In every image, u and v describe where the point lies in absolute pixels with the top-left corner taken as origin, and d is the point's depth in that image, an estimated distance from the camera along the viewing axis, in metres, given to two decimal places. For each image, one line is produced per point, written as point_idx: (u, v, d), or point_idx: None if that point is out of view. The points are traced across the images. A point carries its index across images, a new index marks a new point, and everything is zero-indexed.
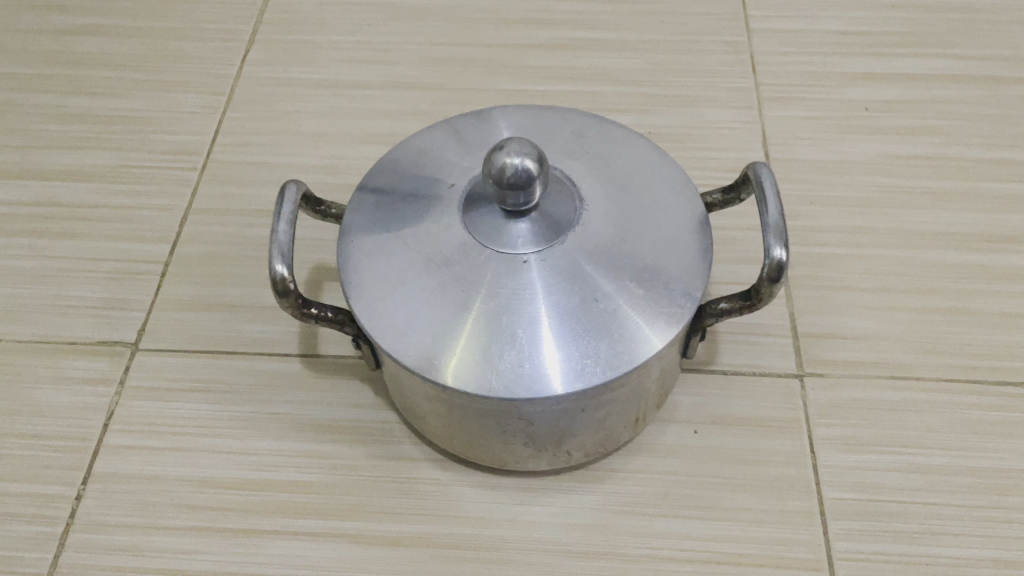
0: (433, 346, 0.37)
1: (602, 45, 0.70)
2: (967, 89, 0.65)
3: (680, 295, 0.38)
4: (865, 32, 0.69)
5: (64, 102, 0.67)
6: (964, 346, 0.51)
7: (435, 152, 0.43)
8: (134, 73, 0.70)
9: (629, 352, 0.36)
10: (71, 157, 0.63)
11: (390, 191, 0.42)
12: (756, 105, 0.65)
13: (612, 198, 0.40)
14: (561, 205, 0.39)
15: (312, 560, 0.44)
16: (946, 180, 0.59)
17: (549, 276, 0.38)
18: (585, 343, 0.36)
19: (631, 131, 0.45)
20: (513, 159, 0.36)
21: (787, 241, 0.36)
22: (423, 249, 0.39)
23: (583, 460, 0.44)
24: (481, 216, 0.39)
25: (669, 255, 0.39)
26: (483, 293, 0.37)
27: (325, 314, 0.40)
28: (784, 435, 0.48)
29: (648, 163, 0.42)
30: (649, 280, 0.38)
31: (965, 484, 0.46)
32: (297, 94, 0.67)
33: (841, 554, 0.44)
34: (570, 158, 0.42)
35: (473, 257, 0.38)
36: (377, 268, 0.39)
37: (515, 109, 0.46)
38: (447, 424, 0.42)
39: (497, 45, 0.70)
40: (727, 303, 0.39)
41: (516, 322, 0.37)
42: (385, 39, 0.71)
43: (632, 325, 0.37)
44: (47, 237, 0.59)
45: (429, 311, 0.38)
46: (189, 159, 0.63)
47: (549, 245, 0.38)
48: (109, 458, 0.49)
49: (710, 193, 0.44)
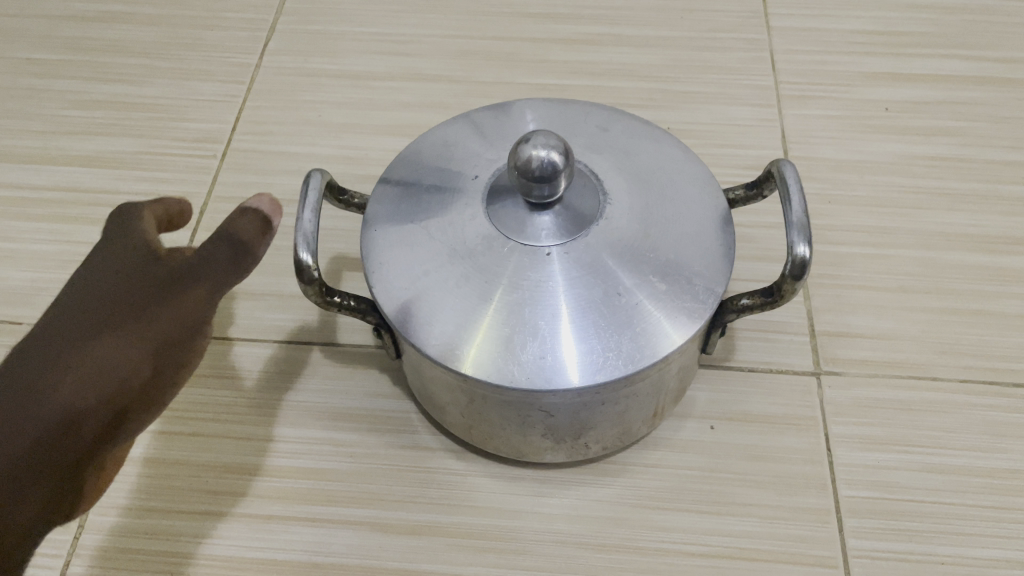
0: (454, 335, 0.37)
1: (622, 40, 0.70)
2: (987, 91, 0.64)
3: (702, 290, 0.38)
4: (886, 32, 0.69)
5: (85, 88, 0.68)
6: (981, 347, 0.51)
7: (459, 144, 0.44)
8: (155, 60, 0.70)
9: (650, 346, 0.37)
10: (93, 144, 0.64)
11: (414, 182, 0.42)
12: (776, 103, 0.65)
13: (637, 192, 0.41)
14: (585, 198, 0.40)
15: (330, 547, 0.45)
16: (965, 181, 0.59)
17: (572, 269, 0.38)
18: (606, 336, 0.37)
19: (653, 125, 0.45)
20: (539, 151, 0.36)
21: (811, 238, 0.36)
22: (447, 241, 0.39)
23: (601, 452, 0.45)
24: (506, 209, 0.39)
25: (693, 250, 0.39)
26: (506, 285, 0.38)
27: (347, 302, 0.40)
28: (800, 433, 0.48)
29: (672, 159, 0.43)
30: (672, 275, 0.38)
31: (981, 485, 0.46)
32: (318, 84, 0.67)
33: (855, 552, 0.44)
34: (595, 152, 0.42)
35: (496, 249, 0.38)
36: (401, 258, 0.39)
37: (538, 101, 0.46)
38: (466, 414, 0.42)
39: (517, 39, 0.70)
40: (748, 300, 0.39)
41: (538, 314, 0.37)
42: (406, 31, 0.71)
43: (653, 319, 0.37)
44: (69, 222, 0.59)
45: (453, 301, 0.38)
46: (210, 147, 0.63)
47: (572, 238, 0.38)
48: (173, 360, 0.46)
49: (732, 190, 0.44)
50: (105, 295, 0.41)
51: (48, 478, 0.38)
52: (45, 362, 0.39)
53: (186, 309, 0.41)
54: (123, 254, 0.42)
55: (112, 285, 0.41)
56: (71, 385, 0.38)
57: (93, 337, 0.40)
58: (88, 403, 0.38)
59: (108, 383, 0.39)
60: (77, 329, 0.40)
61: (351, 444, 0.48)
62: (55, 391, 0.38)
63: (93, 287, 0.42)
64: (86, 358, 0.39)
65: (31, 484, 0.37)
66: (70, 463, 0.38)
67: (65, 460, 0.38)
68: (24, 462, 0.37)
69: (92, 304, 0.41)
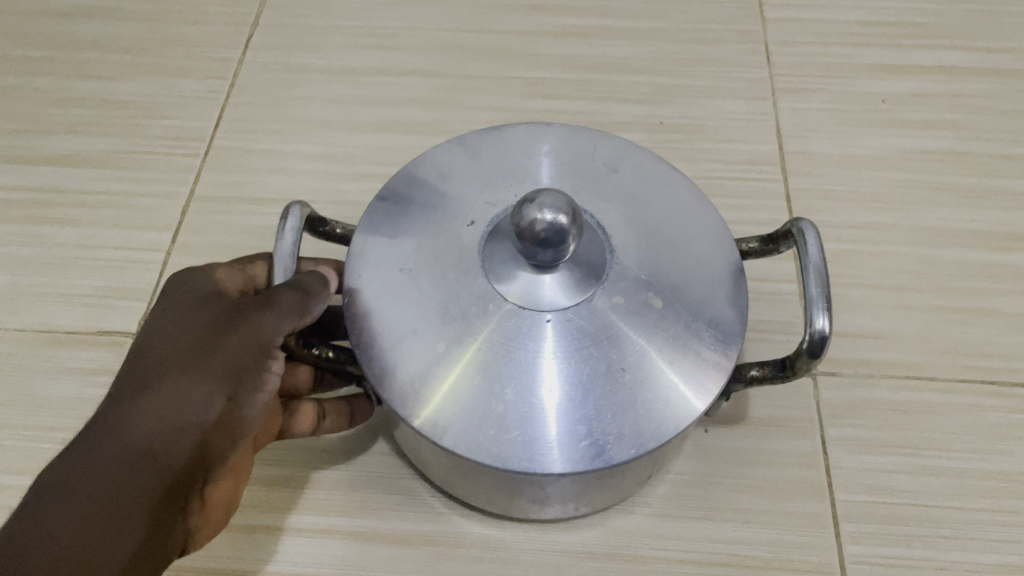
0: (440, 410, 0.34)
1: (615, 34, 0.68)
2: (986, 83, 0.63)
3: (712, 364, 0.35)
4: (883, 23, 0.68)
5: (63, 85, 0.66)
6: (980, 346, 0.50)
7: (452, 181, 0.40)
8: (136, 57, 0.68)
9: (655, 430, 0.33)
10: (72, 142, 0.62)
11: (402, 224, 0.38)
12: (771, 96, 0.63)
13: (647, 247, 0.37)
14: (592, 254, 0.36)
15: (316, 558, 0.44)
16: (963, 176, 0.58)
17: (574, 337, 0.34)
18: (610, 419, 0.33)
19: (665, 161, 0.42)
20: (546, 213, 0.32)
21: (830, 312, 0.34)
22: (437, 299, 0.36)
23: (590, 510, 0.43)
24: (503, 266, 0.36)
25: (705, 316, 0.36)
26: (501, 354, 0.34)
27: (326, 353, 0.38)
28: (796, 437, 0.47)
29: (684, 205, 0.39)
30: (681, 346, 0.35)
31: (981, 489, 0.45)
32: (303, 81, 0.66)
33: (852, 558, 0.43)
34: (603, 197, 0.39)
35: (490, 312, 0.35)
36: (384, 317, 0.36)
37: (540, 130, 0.42)
38: (451, 474, 0.40)
39: (507, 32, 0.69)
40: (758, 370, 0.37)
41: (535, 389, 0.33)
42: (392, 25, 0.70)
43: (660, 399, 0.34)
44: (48, 224, 0.58)
45: (441, 372, 0.34)
46: (192, 146, 0.62)
47: (576, 303, 0.35)
48: (320, 422, 0.44)
49: (744, 241, 0.41)
50: (176, 329, 0.37)
51: (139, 504, 0.33)
52: (115, 400, 0.35)
53: (253, 332, 0.36)
54: (198, 295, 0.39)
55: (188, 322, 0.37)
56: (148, 415, 0.34)
57: (170, 373, 0.35)
58: (174, 421, 0.35)
59: (191, 408, 0.35)
60: (140, 374, 0.36)
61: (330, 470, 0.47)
62: (121, 432, 0.34)
63: (170, 320, 0.38)
64: (159, 389, 0.35)
65: (130, 519, 0.33)
66: (166, 490, 0.34)
67: (154, 490, 0.34)
68: (98, 508, 0.33)
69: (166, 332, 0.37)
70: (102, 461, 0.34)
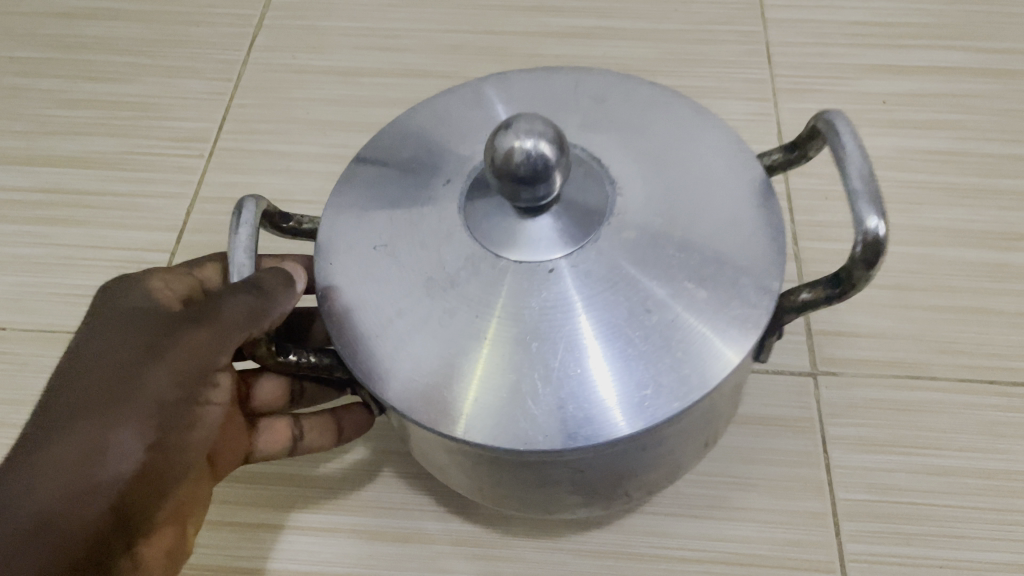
0: (452, 385, 0.32)
1: (616, 35, 0.69)
2: (987, 83, 0.63)
3: (756, 288, 0.33)
4: (883, 23, 0.68)
5: (68, 87, 0.67)
6: (980, 346, 0.50)
7: (429, 140, 0.39)
8: (140, 58, 0.69)
9: (698, 373, 0.31)
10: (78, 143, 0.63)
11: (376, 193, 0.37)
12: (772, 97, 0.64)
13: (654, 179, 0.35)
14: (588, 193, 0.34)
15: (321, 556, 0.44)
16: (964, 176, 0.58)
17: (588, 284, 0.32)
18: (641, 366, 0.31)
19: (655, 84, 0.40)
20: (522, 142, 0.31)
21: (883, 211, 0.30)
22: (423, 269, 0.34)
23: (640, 498, 0.39)
24: (495, 221, 0.34)
25: (733, 240, 0.34)
26: (501, 320, 0.32)
27: (304, 360, 0.36)
28: (797, 435, 0.47)
29: (685, 126, 0.38)
30: (713, 278, 0.33)
31: (982, 487, 0.45)
32: (306, 81, 0.66)
33: (853, 556, 0.43)
34: (597, 133, 0.37)
35: (484, 270, 0.33)
36: (366, 298, 0.34)
37: (516, 77, 0.41)
38: (474, 477, 0.37)
39: (509, 33, 0.69)
40: (810, 294, 0.33)
41: (547, 350, 0.31)
42: (394, 26, 0.70)
43: (701, 332, 0.32)
44: (55, 225, 0.58)
45: (441, 345, 0.32)
46: (197, 146, 0.63)
47: (580, 245, 0.33)
48: (301, 439, 0.44)
49: (770, 155, 0.39)
50: (101, 357, 0.35)
51: (64, 563, 0.32)
52: (26, 450, 0.33)
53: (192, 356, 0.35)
54: (113, 320, 0.36)
55: (106, 353, 0.35)
56: (66, 464, 0.32)
57: (91, 415, 0.33)
58: (98, 467, 0.33)
59: (116, 450, 0.33)
60: (53, 417, 0.33)
61: (330, 469, 0.47)
62: (39, 490, 0.32)
63: (83, 353, 0.35)
64: (79, 434, 0.33)
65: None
66: (94, 544, 0.32)
67: (80, 545, 0.32)
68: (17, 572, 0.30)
69: (81, 367, 0.35)
70: (18, 521, 0.31)
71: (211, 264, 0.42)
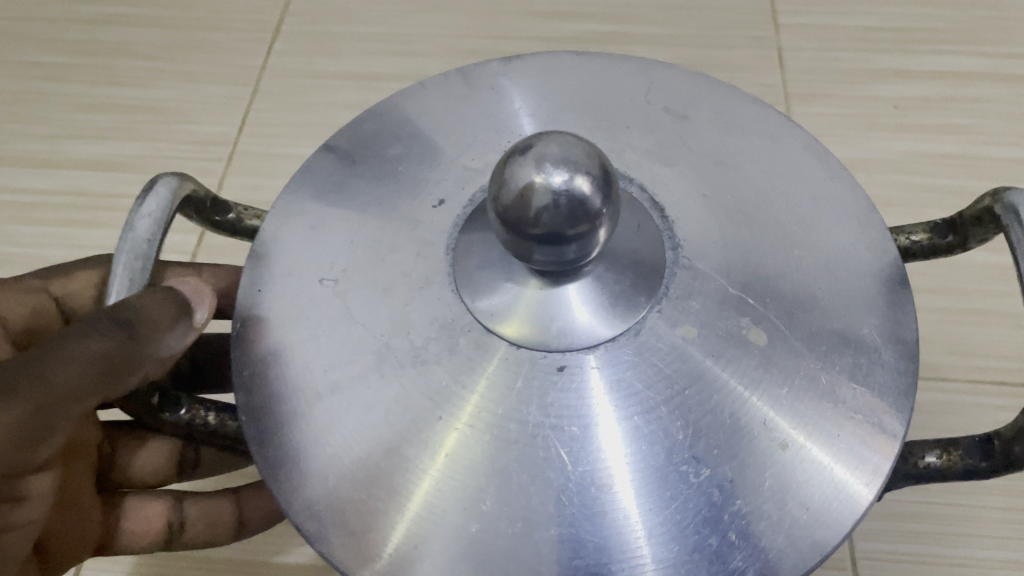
0: (403, 513, 0.26)
1: (630, 40, 0.69)
2: (998, 88, 0.64)
3: (858, 440, 0.26)
4: (896, 28, 0.68)
5: (90, 91, 0.68)
6: (991, 347, 0.51)
7: (432, 137, 0.33)
8: (159, 62, 0.70)
9: (771, 547, 0.25)
10: (101, 148, 0.64)
11: (352, 199, 0.32)
12: (785, 102, 0.65)
13: (726, 239, 0.29)
14: (638, 252, 0.29)
15: None
16: (976, 180, 0.59)
17: (628, 401, 0.26)
18: (690, 532, 0.25)
19: (768, 111, 0.34)
20: (549, 180, 0.24)
21: None
22: (382, 332, 0.28)
23: None
24: (501, 273, 0.28)
25: (834, 357, 0.28)
26: (503, 449, 0.26)
27: (203, 417, 0.31)
28: None
29: (781, 164, 0.32)
30: (789, 410, 0.27)
31: (994, 487, 0.46)
32: (323, 86, 0.67)
33: (863, 554, 0.45)
34: (667, 164, 0.32)
35: (462, 345, 0.28)
36: (305, 359, 0.29)
37: (570, 71, 0.35)
38: None
39: (524, 38, 0.70)
40: (940, 457, 0.28)
41: (564, 497, 0.25)
42: (409, 32, 0.71)
43: (767, 497, 0.26)
44: (82, 229, 0.60)
45: (381, 448, 0.27)
46: (216, 150, 0.64)
47: (615, 324, 0.27)
48: (178, 528, 0.43)
49: (912, 233, 0.34)
50: None
51: None
52: None
53: None
54: None
55: None
56: None
57: None
58: None
59: None
60: None
61: None
62: None
63: None
64: None
65: None
66: None
67: None
68: None
69: None
70: None
71: (68, 282, 0.41)
